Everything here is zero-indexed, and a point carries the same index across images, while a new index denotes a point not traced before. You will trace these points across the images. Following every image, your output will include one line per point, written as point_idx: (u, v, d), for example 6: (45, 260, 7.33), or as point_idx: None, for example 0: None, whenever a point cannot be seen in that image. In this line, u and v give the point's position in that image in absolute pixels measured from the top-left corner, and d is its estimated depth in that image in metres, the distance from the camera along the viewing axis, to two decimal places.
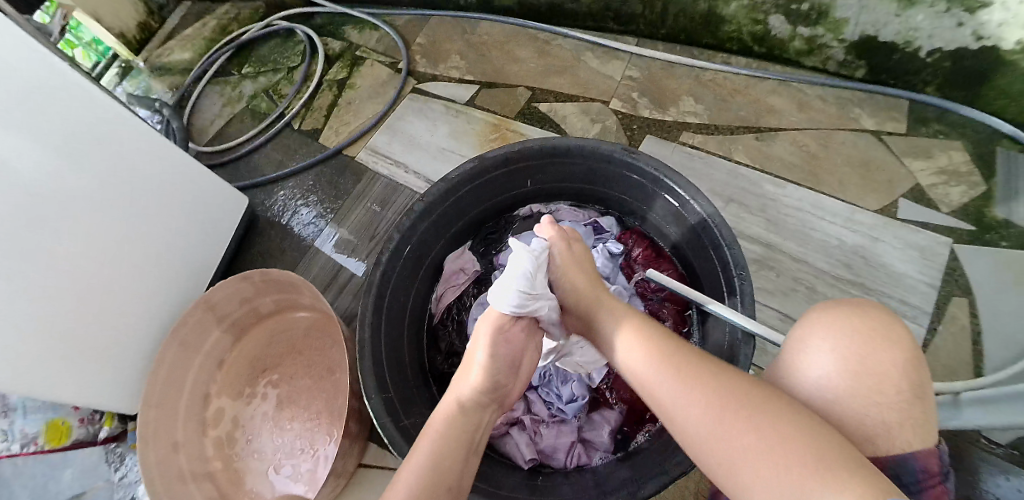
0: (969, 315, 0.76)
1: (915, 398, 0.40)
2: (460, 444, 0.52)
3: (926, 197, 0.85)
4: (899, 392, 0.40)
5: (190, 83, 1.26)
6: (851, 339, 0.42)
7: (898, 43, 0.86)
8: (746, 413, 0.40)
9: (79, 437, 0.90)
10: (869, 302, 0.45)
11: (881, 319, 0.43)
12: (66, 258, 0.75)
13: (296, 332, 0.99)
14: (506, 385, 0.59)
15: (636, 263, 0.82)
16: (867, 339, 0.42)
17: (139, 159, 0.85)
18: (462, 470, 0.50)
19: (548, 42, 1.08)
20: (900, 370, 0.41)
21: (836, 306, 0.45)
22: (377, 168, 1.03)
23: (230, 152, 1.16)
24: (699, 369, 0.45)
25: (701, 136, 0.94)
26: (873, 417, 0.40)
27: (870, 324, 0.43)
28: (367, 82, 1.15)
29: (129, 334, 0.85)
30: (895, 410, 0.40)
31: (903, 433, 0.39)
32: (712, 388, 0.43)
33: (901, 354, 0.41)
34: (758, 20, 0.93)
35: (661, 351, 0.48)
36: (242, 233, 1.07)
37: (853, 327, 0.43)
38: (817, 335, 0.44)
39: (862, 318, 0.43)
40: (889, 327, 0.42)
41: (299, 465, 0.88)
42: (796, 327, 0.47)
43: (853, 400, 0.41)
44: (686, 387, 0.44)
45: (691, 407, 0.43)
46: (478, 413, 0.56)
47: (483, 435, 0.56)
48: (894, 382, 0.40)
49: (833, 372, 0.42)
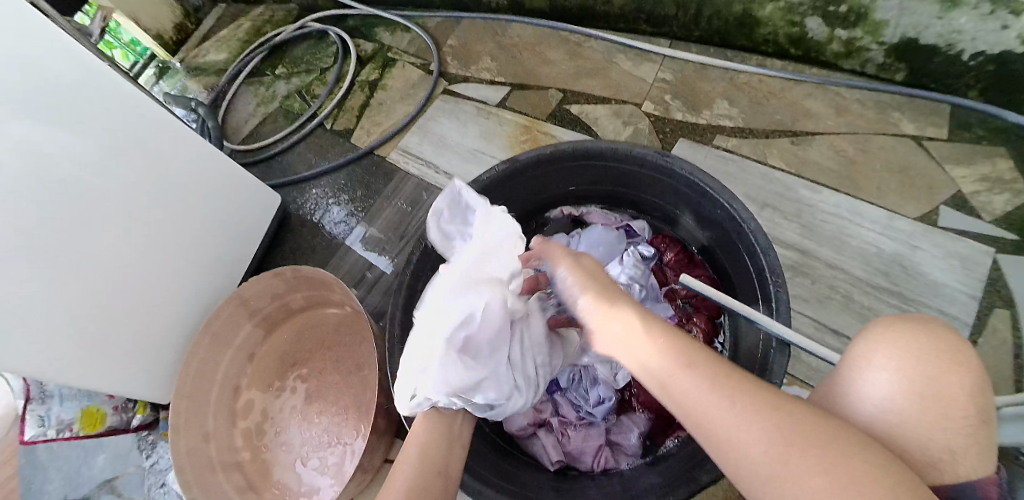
0: (1012, 329, 0.74)
1: (981, 424, 0.40)
2: (442, 439, 0.56)
3: (968, 205, 0.83)
4: (966, 419, 0.39)
5: (225, 83, 1.29)
6: (920, 361, 0.41)
7: (940, 45, 0.84)
8: (813, 450, 0.35)
9: (113, 424, 0.92)
10: (932, 320, 0.44)
11: (951, 341, 0.42)
12: (105, 251, 0.77)
13: (326, 327, 1.00)
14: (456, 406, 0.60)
15: (668, 268, 0.82)
16: (937, 363, 0.41)
17: (176, 156, 0.87)
18: (446, 456, 0.55)
19: (580, 44, 1.08)
20: (967, 398, 0.40)
21: (905, 323, 0.44)
22: (408, 168, 1.04)
23: (266, 151, 1.18)
24: (757, 390, 0.39)
25: (735, 140, 0.93)
26: (937, 444, 0.39)
27: (940, 347, 0.42)
28: (399, 83, 1.16)
29: (163, 327, 0.88)
30: (961, 435, 0.39)
31: (967, 460, 0.38)
32: (765, 410, 0.38)
33: (969, 378, 0.41)
34: (795, 22, 0.91)
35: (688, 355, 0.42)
36: (275, 230, 1.09)
37: (920, 347, 0.42)
38: (879, 353, 0.43)
39: (929, 338, 0.42)
40: (958, 351, 0.41)
41: (325, 457, 0.90)
42: (853, 343, 0.46)
43: (918, 424, 0.40)
44: (741, 409, 0.38)
45: (746, 432, 0.37)
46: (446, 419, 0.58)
47: (465, 427, 0.59)
48: (961, 408, 0.40)
49: (899, 393, 0.41)
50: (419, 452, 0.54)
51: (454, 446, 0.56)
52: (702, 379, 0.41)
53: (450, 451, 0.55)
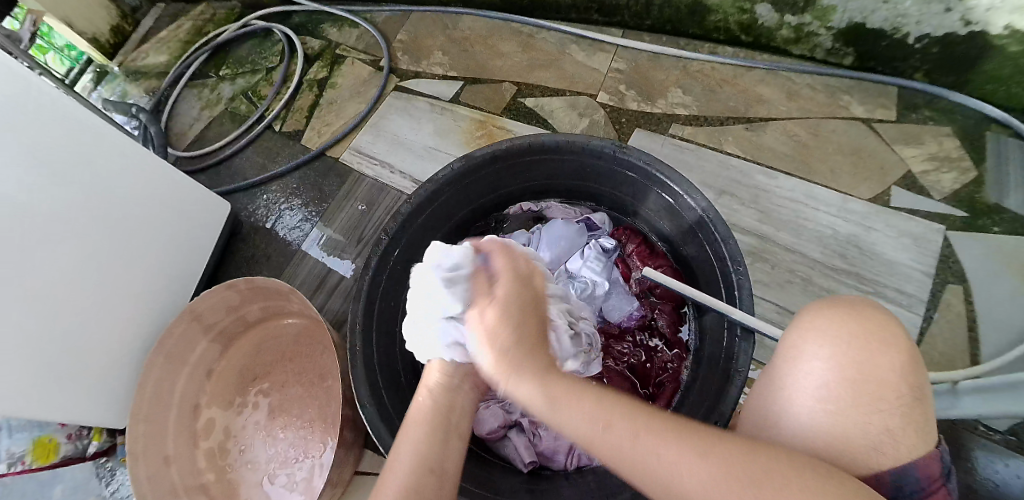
0: (964, 303, 0.76)
1: (915, 401, 0.40)
2: (443, 420, 0.50)
3: (918, 184, 0.85)
4: (899, 397, 0.39)
5: (167, 87, 1.23)
6: (849, 346, 0.42)
7: (887, 29, 0.86)
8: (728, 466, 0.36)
9: (67, 453, 0.88)
10: (865, 302, 0.45)
11: (877, 320, 0.42)
12: (44, 274, 0.72)
13: (286, 339, 0.96)
14: (474, 365, 0.55)
15: (632, 259, 0.81)
16: (864, 344, 0.41)
17: (118, 168, 0.82)
18: (444, 447, 0.48)
19: (532, 36, 1.06)
20: (899, 374, 0.40)
21: (830, 309, 0.44)
22: (363, 169, 1.01)
23: (210, 157, 1.13)
24: (662, 420, 0.39)
25: (691, 129, 0.93)
26: (872, 425, 0.39)
27: (870, 326, 0.42)
28: (349, 81, 1.12)
29: (113, 349, 0.83)
30: (897, 414, 0.39)
31: (906, 440, 0.39)
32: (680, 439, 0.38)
33: (897, 355, 0.41)
34: (746, 9, 0.91)
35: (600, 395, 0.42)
36: (225, 240, 1.04)
37: (851, 331, 0.42)
38: (811, 343, 0.43)
39: (859, 321, 0.43)
40: (888, 331, 0.42)
41: (293, 474, 0.86)
42: (790, 332, 0.46)
43: (853, 407, 0.40)
44: (659, 442, 0.38)
45: (661, 456, 0.38)
46: (455, 393, 0.53)
47: (464, 417, 0.52)
48: (893, 389, 0.40)
49: (831, 378, 0.41)
50: (414, 452, 0.47)
51: (452, 435, 0.50)
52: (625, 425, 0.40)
53: (448, 450, 0.48)
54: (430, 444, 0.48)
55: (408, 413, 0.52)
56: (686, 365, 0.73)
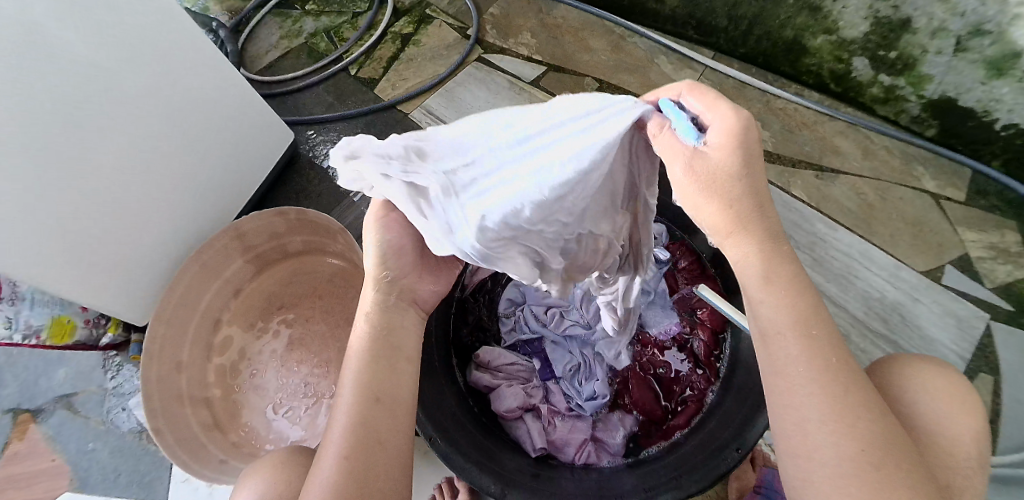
0: (993, 395, 0.76)
1: (979, 469, 0.42)
2: (385, 350, 0.46)
3: (972, 268, 0.84)
4: (971, 461, 0.42)
5: (251, 9, 1.25)
6: (941, 401, 0.43)
7: (977, 110, 0.85)
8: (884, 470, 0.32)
9: (81, 338, 0.89)
10: (952, 370, 0.47)
11: (964, 389, 0.45)
12: (106, 158, 0.74)
13: (321, 276, 0.98)
14: (411, 278, 0.50)
15: (680, 275, 0.80)
16: (958, 406, 0.43)
17: (197, 75, 0.83)
18: (391, 378, 0.45)
19: (623, 38, 1.06)
20: (976, 438, 0.42)
21: (925, 365, 0.46)
22: (430, 129, 1.02)
23: (282, 86, 1.14)
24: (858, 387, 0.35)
25: (762, 163, 0.93)
26: (958, 477, 0.40)
27: (961, 392, 0.44)
28: (433, 42, 1.13)
29: (150, 247, 0.84)
30: (965, 474, 0.41)
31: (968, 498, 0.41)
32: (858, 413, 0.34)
33: (976, 425, 0.43)
34: (842, 59, 0.91)
35: (807, 326, 0.36)
36: (280, 169, 1.05)
37: (945, 390, 0.44)
38: (911, 389, 0.44)
39: (951, 383, 0.45)
40: (973, 402, 0.44)
41: (297, 409, 0.89)
42: (885, 372, 0.47)
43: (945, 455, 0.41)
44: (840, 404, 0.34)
45: (838, 425, 0.33)
46: (396, 314, 0.48)
47: (407, 338, 0.48)
48: (970, 452, 0.42)
49: (931, 424, 0.42)
50: (355, 385, 0.43)
51: (399, 361, 0.46)
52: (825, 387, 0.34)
53: (396, 375, 0.45)
54: (377, 377, 0.44)
55: (348, 346, 0.46)
56: (712, 389, 0.71)
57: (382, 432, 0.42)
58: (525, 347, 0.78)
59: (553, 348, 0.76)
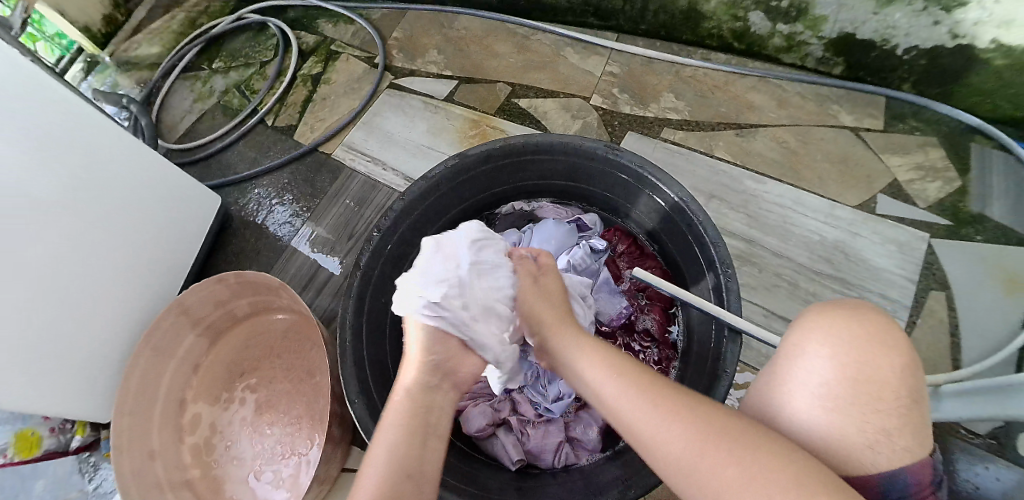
0: (947, 309, 0.78)
1: (913, 403, 0.40)
2: (420, 424, 0.48)
3: (903, 193, 0.86)
4: (896, 397, 0.40)
5: (158, 79, 1.22)
6: (850, 348, 0.42)
7: (876, 40, 0.87)
8: (657, 399, 0.44)
9: (50, 447, 0.86)
10: (867, 307, 0.45)
11: (877, 321, 0.43)
12: (34, 265, 0.71)
13: (274, 335, 0.96)
14: (458, 362, 0.55)
15: (621, 260, 0.82)
16: (866, 346, 0.41)
17: (108, 157, 0.81)
18: (423, 455, 0.46)
19: (527, 37, 1.07)
20: (899, 374, 0.41)
21: (833, 310, 0.45)
22: (355, 165, 1.01)
23: (201, 150, 1.13)
24: (669, 396, 0.44)
25: (682, 133, 0.94)
26: (868, 428, 0.39)
27: (870, 329, 0.42)
28: (344, 77, 1.12)
29: (100, 342, 0.82)
30: (894, 414, 0.40)
31: (900, 439, 0.39)
32: (680, 412, 0.42)
33: (898, 359, 0.41)
34: (739, 16, 0.93)
35: (618, 368, 0.48)
36: (215, 235, 1.03)
37: (852, 332, 0.42)
38: (813, 343, 0.43)
39: (861, 322, 0.43)
40: (887, 332, 0.42)
41: (280, 470, 0.86)
42: (791, 330, 0.46)
43: (852, 408, 0.40)
44: (662, 413, 0.42)
45: (665, 428, 0.42)
46: (434, 394, 0.52)
47: (443, 418, 0.51)
48: (891, 389, 0.40)
49: (831, 377, 0.41)
50: (390, 455, 0.45)
51: (432, 440, 0.48)
52: (641, 400, 0.44)
53: (428, 455, 0.47)
54: (408, 451, 0.46)
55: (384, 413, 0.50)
56: (674, 366, 0.73)
57: None
58: None
59: None
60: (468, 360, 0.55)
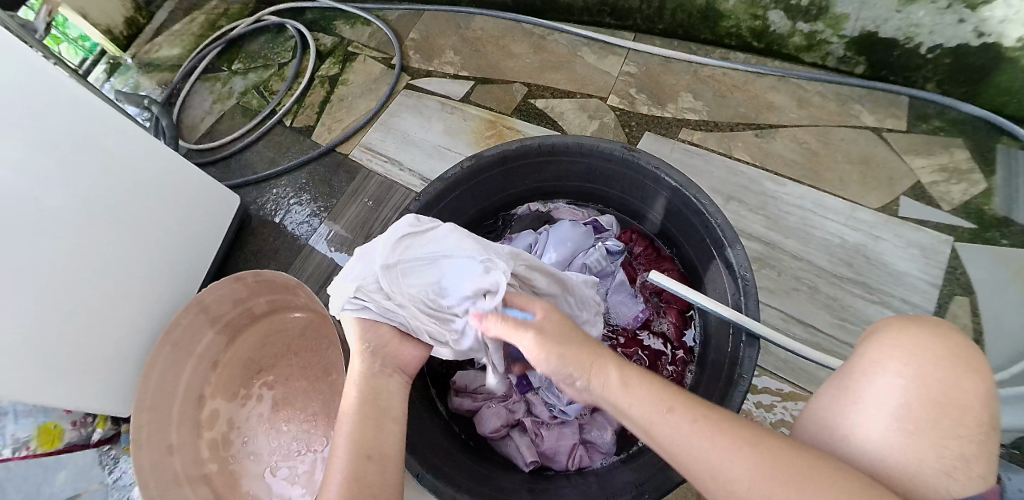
0: (971, 314, 0.76)
1: (990, 429, 0.40)
2: (372, 407, 0.47)
3: (927, 195, 0.85)
4: (978, 425, 0.40)
5: (179, 80, 1.24)
6: (932, 366, 0.41)
7: (899, 39, 0.86)
8: (717, 433, 0.39)
9: (72, 439, 0.87)
10: (947, 326, 0.44)
11: (960, 344, 0.42)
12: (56, 262, 0.73)
13: (291, 332, 0.97)
14: (393, 349, 0.53)
15: (638, 263, 0.81)
16: (950, 368, 0.41)
17: (127, 157, 0.82)
18: (379, 434, 0.45)
19: (543, 38, 1.07)
20: (981, 401, 0.40)
21: (912, 325, 0.44)
22: (372, 165, 1.02)
23: (220, 150, 1.14)
24: (735, 429, 0.39)
25: (700, 133, 0.93)
26: (947, 452, 0.39)
27: (952, 350, 0.42)
28: (361, 78, 1.13)
29: (121, 337, 0.83)
30: (973, 439, 0.39)
31: (976, 467, 0.38)
32: (746, 447, 0.38)
33: (981, 384, 0.41)
34: (758, 15, 0.91)
35: (671, 398, 0.41)
36: (234, 233, 1.05)
37: (934, 350, 0.42)
38: (893, 360, 0.43)
39: (943, 340, 0.42)
40: (971, 355, 0.42)
41: (296, 467, 0.87)
42: (866, 343, 0.46)
43: (931, 431, 0.39)
44: (726, 446, 0.38)
45: (730, 465, 0.38)
46: (381, 379, 0.50)
47: (394, 400, 0.49)
48: (973, 414, 0.40)
49: (910, 398, 0.41)
50: (350, 441, 0.43)
51: (387, 420, 0.46)
52: (704, 435, 0.39)
53: (383, 431, 0.45)
54: (366, 432, 0.44)
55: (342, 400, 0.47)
56: (690, 369, 0.73)
57: (374, 490, 0.41)
58: None
59: None
60: (406, 346, 0.55)
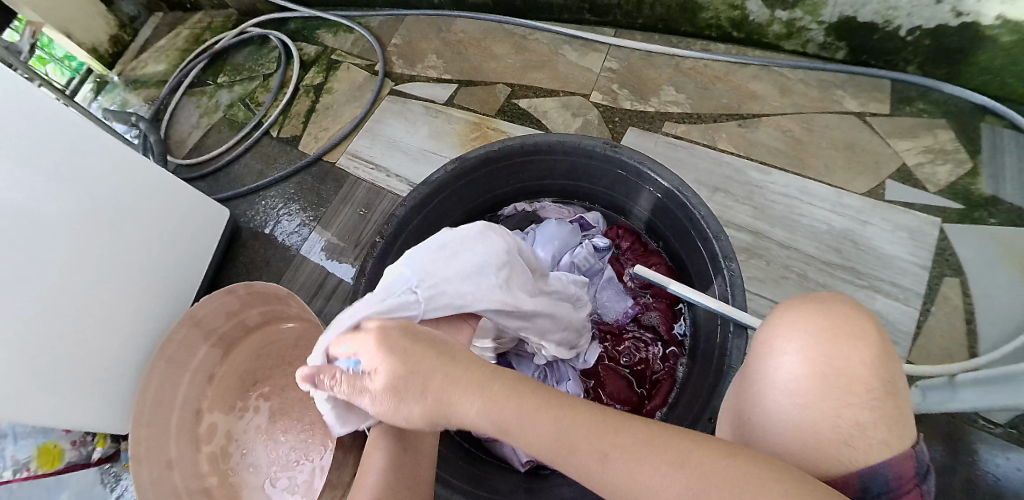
0: (962, 295, 0.76)
1: (886, 394, 0.38)
2: (402, 422, 0.50)
3: (913, 177, 0.85)
4: (869, 391, 0.37)
5: (165, 96, 1.24)
6: (818, 342, 0.40)
7: (878, 22, 0.86)
8: (639, 443, 0.35)
9: (72, 460, 0.87)
10: (838, 297, 0.43)
11: (846, 313, 0.40)
12: (49, 284, 0.73)
13: (284, 343, 0.97)
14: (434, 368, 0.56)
15: (625, 258, 0.81)
16: (833, 339, 0.39)
17: (111, 177, 0.82)
18: (415, 444, 0.50)
19: (525, 37, 1.07)
20: (873, 366, 0.38)
21: (805, 305, 0.42)
22: (359, 173, 1.02)
23: (208, 163, 1.14)
24: (654, 434, 0.35)
25: (684, 126, 0.93)
26: (842, 423, 0.37)
27: (838, 321, 0.40)
28: (345, 85, 1.13)
29: (118, 356, 0.84)
30: (867, 408, 0.37)
31: (877, 433, 0.37)
32: (673, 457, 0.34)
33: (869, 350, 0.38)
34: (736, 6, 0.92)
35: (571, 404, 0.37)
36: (225, 246, 1.05)
37: (820, 323, 0.40)
38: (783, 341, 0.41)
39: (828, 312, 0.41)
40: (857, 323, 0.40)
41: (295, 477, 0.87)
42: (763, 328, 0.44)
43: (823, 405, 0.38)
44: (646, 457, 0.34)
45: (656, 481, 0.33)
46: None
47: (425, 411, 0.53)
48: (863, 383, 0.38)
49: (801, 375, 0.39)
50: (383, 453, 0.48)
51: (421, 430, 0.52)
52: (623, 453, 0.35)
53: (416, 439, 0.51)
54: (395, 442, 0.49)
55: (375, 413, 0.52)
56: (681, 362, 0.73)
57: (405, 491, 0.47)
58: None
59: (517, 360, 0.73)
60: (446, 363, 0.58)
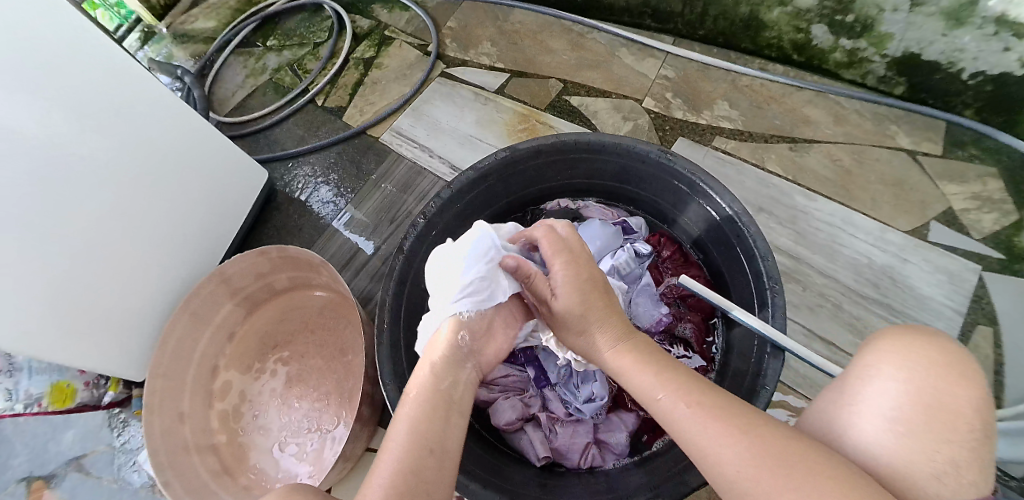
0: (994, 346, 0.75)
1: (985, 439, 0.39)
2: (440, 398, 0.49)
3: (958, 221, 0.84)
4: (970, 431, 0.39)
5: (213, 53, 1.25)
6: (927, 373, 0.41)
7: (942, 62, 0.84)
8: (710, 418, 0.42)
9: (83, 400, 0.87)
10: (943, 335, 0.44)
11: (953, 353, 0.42)
12: (84, 227, 0.74)
13: (310, 310, 0.98)
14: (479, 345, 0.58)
15: (665, 267, 0.81)
16: (942, 374, 0.41)
17: (160, 130, 0.83)
18: (444, 426, 0.47)
19: (582, 35, 1.06)
20: (976, 409, 0.39)
21: (911, 335, 0.44)
22: (401, 150, 1.02)
23: (250, 124, 1.15)
24: (732, 412, 0.42)
25: (733, 143, 0.92)
26: (940, 456, 0.38)
27: (949, 359, 0.42)
28: (395, 62, 1.13)
29: (142, 305, 0.84)
30: (965, 447, 0.38)
31: (970, 474, 0.38)
32: (733, 431, 0.41)
33: (975, 392, 0.40)
34: (801, 28, 0.91)
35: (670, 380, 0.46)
36: (259, 206, 1.05)
37: (929, 357, 0.42)
38: (888, 364, 0.43)
39: (938, 348, 0.42)
40: (965, 364, 0.41)
41: (304, 444, 0.87)
42: (861, 353, 0.46)
43: (923, 434, 0.39)
44: (721, 429, 0.41)
45: (724, 448, 0.40)
46: (454, 371, 0.53)
47: (463, 395, 0.52)
48: (966, 422, 0.39)
49: (904, 400, 0.41)
50: (413, 429, 0.46)
51: (451, 413, 0.49)
52: (706, 419, 0.42)
53: (447, 424, 0.47)
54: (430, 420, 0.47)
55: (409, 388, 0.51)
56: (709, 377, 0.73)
57: (429, 479, 0.43)
58: (520, 356, 0.77)
59: (544, 356, 0.75)
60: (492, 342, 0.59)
